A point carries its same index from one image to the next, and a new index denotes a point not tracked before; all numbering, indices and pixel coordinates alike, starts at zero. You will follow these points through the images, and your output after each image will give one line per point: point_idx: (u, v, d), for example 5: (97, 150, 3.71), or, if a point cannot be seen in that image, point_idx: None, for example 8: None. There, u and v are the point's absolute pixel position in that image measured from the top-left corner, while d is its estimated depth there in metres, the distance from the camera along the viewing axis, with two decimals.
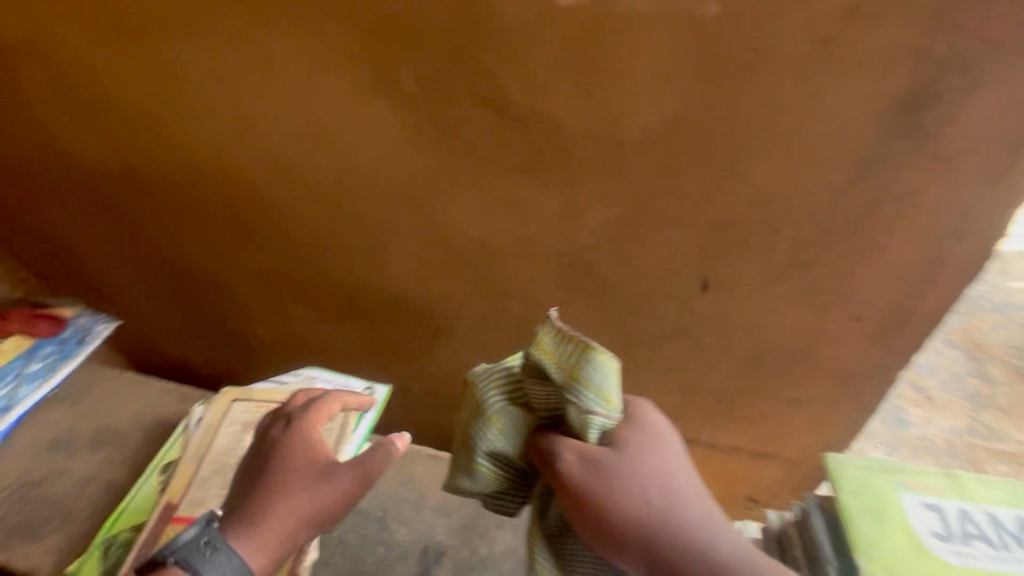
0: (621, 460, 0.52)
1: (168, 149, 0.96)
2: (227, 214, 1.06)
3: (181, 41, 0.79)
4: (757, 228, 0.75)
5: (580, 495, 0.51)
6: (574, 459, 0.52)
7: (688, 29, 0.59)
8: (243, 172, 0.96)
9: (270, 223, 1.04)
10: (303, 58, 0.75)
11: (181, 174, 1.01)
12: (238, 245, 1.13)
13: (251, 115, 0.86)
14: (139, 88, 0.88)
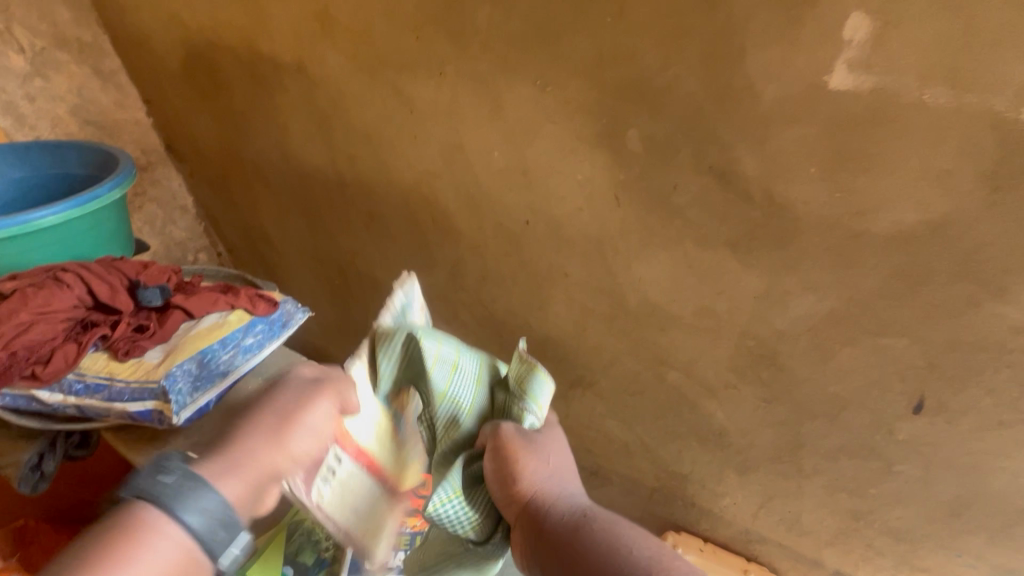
0: (537, 445, 0.56)
1: (382, 167, 1.07)
2: (412, 232, 1.14)
3: (428, 78, 0.88)
4: (1012, 359, 0.63)
5: (498, 466, 0.55)
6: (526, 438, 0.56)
7: (989, 131, 0.52)
8: (441, 196, 1.03)
9: (448, 246, 1.11)
10: (535, 106, 0.80)
11: (384, 190, 1.11)
12: (411, 261, 1.20)
13: (467, 149, 0.92)
14: (376, 112, 0.99)
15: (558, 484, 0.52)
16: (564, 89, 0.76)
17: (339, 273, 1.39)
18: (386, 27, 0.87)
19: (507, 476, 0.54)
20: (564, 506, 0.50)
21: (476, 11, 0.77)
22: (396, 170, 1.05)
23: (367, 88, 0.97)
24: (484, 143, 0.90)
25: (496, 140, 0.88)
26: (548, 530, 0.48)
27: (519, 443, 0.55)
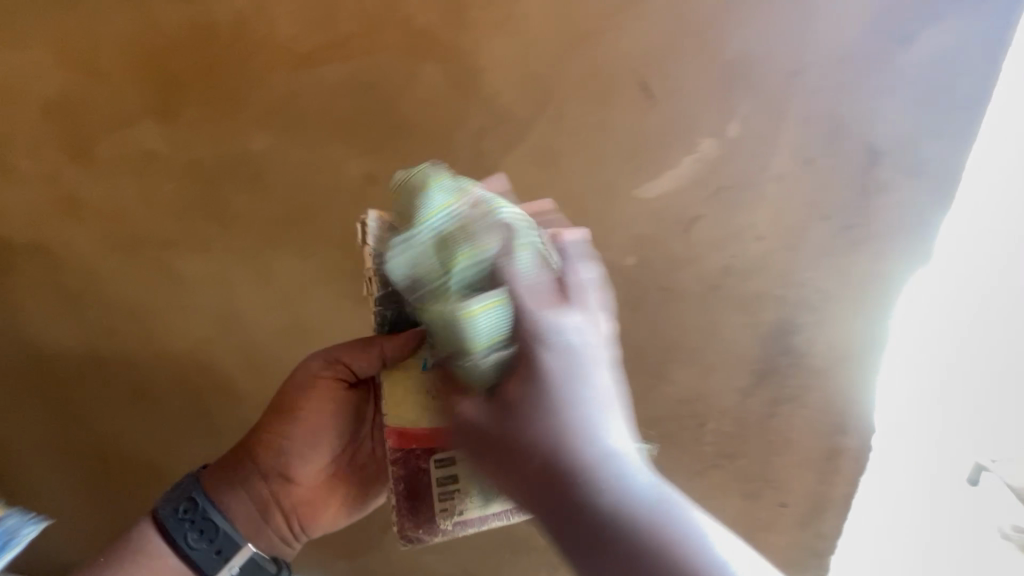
0: (577, 365, 0.52)
1: (149, 340, 1.02)
2: (191, 402, 1.08)
3: (192, 255, 0.93)
4: (686, 423, 0.86)
5: (536, 402, 0.51)
6: (554, 385, 0.51)
7: (613, 274, 0.77)
8: (222, 360, 1.02)
9: (235, 408, 1.07)
10: (303, 272, 0.90)
11: (152, 364, 1.04)
12: (193, 433, 1.12)
13: (241, 311, 0.96)
14: (137, 288, 0.97)
15: (593, 411, 0.51)
16: (325, 255, 0.88)
17: (95, 466, 1.17)
18: (142, 209, 0.90)
19: (524, 381, 0.51)
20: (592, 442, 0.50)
21: (234, 198, 0.86)
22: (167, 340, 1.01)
23: (128, 265, 0.95)
24: (258, 304, 0.95)
25: (269, 301, 0.94)
26: (574, 488, 0.49)
27: (567, 373, 0.51)
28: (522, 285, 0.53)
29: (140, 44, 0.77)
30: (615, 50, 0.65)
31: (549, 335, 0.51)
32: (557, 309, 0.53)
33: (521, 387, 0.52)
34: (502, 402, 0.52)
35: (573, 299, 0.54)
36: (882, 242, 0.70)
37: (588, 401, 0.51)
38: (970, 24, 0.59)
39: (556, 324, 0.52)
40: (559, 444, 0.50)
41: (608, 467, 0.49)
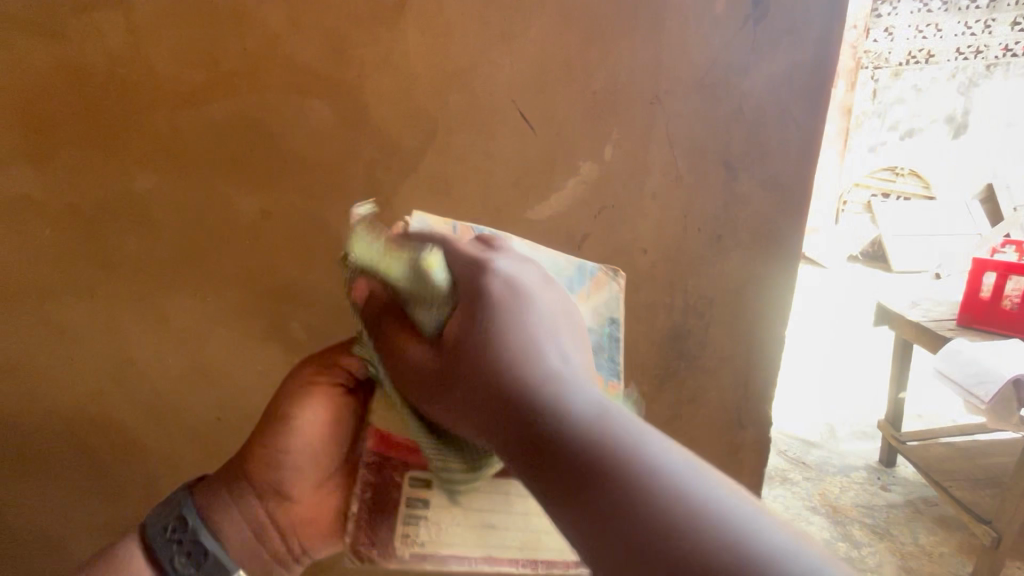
0: (528, 313, 0.45)
1: (32, 399, 0.94)
2: (88, 463, 1.00)
3: (77, 306, 0.87)
4: None
5: (503, 329, 0.44)
6: (512, 311, 0.44)
7: None
8: (121, 414, 0.96)
9: (141, 463, 1.01)
10: (202, 315, 0.87)
11: (38, 424, 0.96)
12: (93, 497, 1.03)
13: (137, 358, 0.91)
14: (15, 343, 0.90)
15: (557, 345, 0.43)
16: (225, 295, 0.85)
17: None
18: (18, 257, 0.84)
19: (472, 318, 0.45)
20: (571, 395, 0.39)
21: (122, 241, 0.83)
22: (55, 397, 0.94)
23: (6, 317, 0.88)
24: (156, 351, 0.91)
25: (168, 347, 0.90)
26: (544, 411, 0.38)
27: (526, 307, 0.45)
28: (478, 251, 0.51)
29: (5, 84, 0.73)
30: (491, 81, 0.69)
31: (506, 279, 0.47)
32: (504, 258, 0.51)
33: (504, 287, 0.46)
34: (478, 300, 0.46)
35: (514, 257, 0.51)
36: (751, 247, 0.76)
37: (548, 324, 0.45)
38: (796, 57, 0.67)
39: (505, 264, 0.49)
40: (523, 355, 0.42)
41: (592, 417, 0.37)
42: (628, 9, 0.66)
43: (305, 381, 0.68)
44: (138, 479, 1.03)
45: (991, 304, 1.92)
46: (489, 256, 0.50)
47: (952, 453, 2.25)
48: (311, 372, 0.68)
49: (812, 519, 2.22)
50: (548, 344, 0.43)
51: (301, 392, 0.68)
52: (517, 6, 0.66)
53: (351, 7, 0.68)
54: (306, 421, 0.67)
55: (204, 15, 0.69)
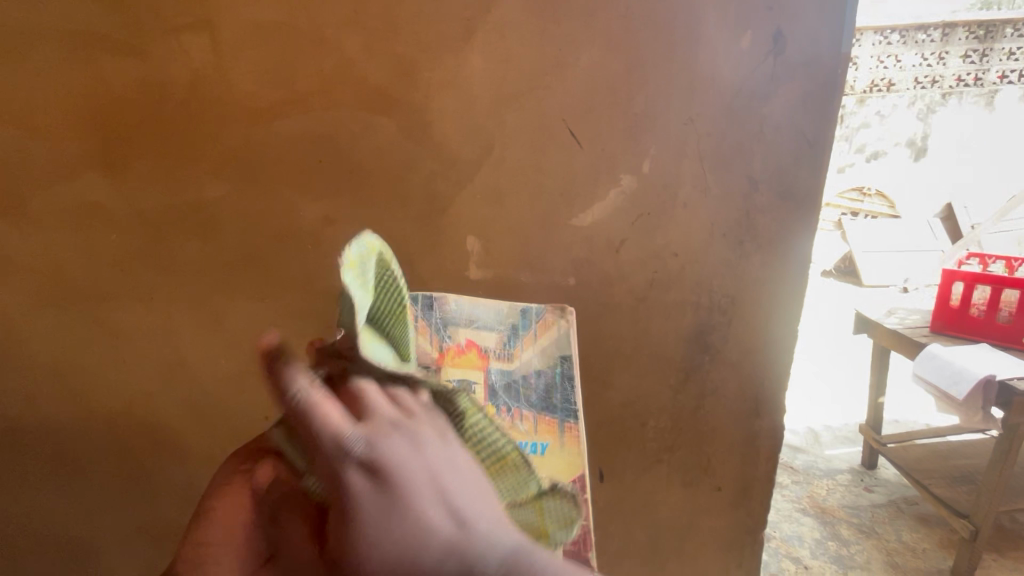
0: (388, 517, 0.32)
1: (84, 399, 0.97)
2: (134, 464, 1.02)
3: (137, 307, 0.91)
4: (630, 423, 0.97)
5: (365, 526, 0.32)
6: (409, 489, 0.33)
7: (559, 295, 0.87)
8: (171, 414, 0.99)
9: (184, 463, 1.03)
10: (260, 316, 0.92)
11: (87, 424, 0.99)
12: (134, 497, 1.05)
13: (191, 358, 0.95)
14: (72, 345, 0.93)
15: (455, 497, 0.34)
16: (283, 298, 0.91)
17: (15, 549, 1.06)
18: (81, 262, 0.88)
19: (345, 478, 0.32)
20: (482, 558, 0.33)
21: (186, 247, 0.88)
22: (105, 401, 0.97)
23: (65, 321, 0.92)
24: (211, 353, 0.95)
25: (223, 349, 0.95)
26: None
27: (384, 491, 0.32)
28: (339, 420, 0.33)
29: (89, 99, 0.79)
30: (545, 103, 0.78)
31: (372, 457, 0.33)
32: (368, 430, 0.34)
33: (370, 481, 0.32)
34: (343, 486, 0.32)
35: (399, 415, 0.35)
36: (769, 252, 0.86)
37: (460, 467, 0.36)
38: (808, 87, 0.77)
39: (394, 441, 0.34)
40: (416, 547, 0.32)
41: (509, 574, 0.33)
42: (668, 43, 0.75)
43: (225, 475, 0.50)
44: (176, 485, 1.05)
45: (960, 310, 2.09)
46: (361, 421, 0.34)
47: (928, 452, 2.39)
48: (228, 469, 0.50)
49: (802, 520, 2.32)
50: (427, 507, 0.33)
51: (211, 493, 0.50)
52: (571, 38, 0.75)
53: (422, 35, 0.75)
54: (218, 518, 0.48)
55: (284, 40, 0.76)
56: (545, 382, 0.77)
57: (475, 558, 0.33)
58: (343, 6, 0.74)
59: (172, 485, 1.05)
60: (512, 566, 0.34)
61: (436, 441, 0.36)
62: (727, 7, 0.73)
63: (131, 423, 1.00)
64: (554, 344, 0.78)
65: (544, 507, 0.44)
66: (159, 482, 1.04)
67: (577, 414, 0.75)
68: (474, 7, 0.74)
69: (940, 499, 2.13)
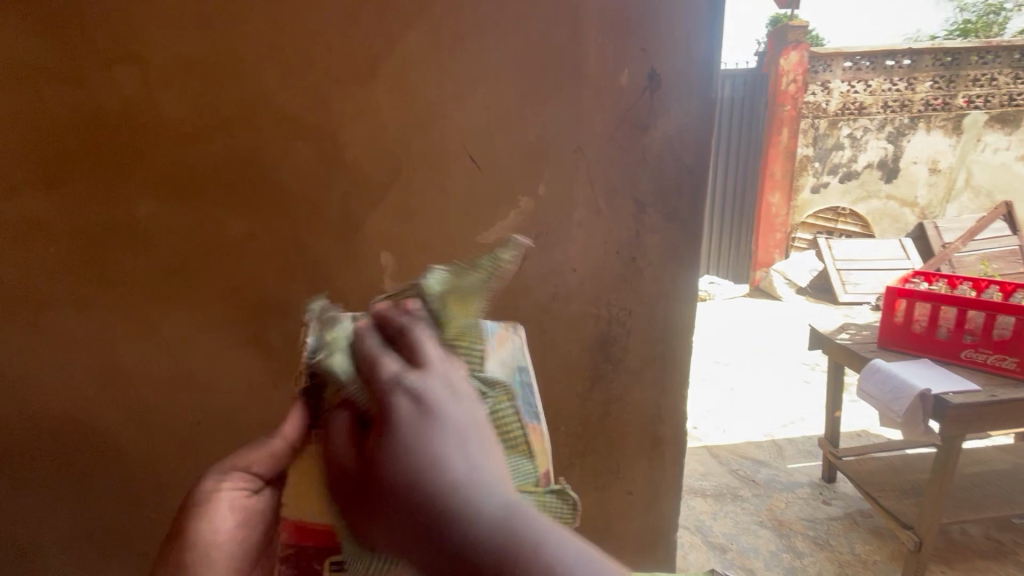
0: (429, 429, 0.35)
1: (9, 407, 0.97)
2: (53, 475, 1.01)
3: (67, 315, 0.94)
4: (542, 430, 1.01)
5: (400, 438, 0.35)
6: (440, 422, 0.36)
7: None
8: (94, 423, 0.99)
9: (102, 474, 1.03)
10: (187, 324, 0.96)
11: (12, 434, 0.99)
12: (48, 509, 1.03)
13: (117, 366, 0.97)
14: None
15: (472, 446, 0.35)
16: (209, 307, 0.95)
17: None
18: (13, 271, 0.91)
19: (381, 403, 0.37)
20: (481, 496, 0.32)
21: (115, 259, 0.92)
22: (27, 412, 0.98)
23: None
24: (137, 362, 0.97)
25: (152, 357, 0.97)
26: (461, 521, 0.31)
27: (422, 412, 0.36)
28: (395, 363, 0.40)
29: (27, 120, 0.84)
30: (447, 130, 0.86)
31: (419, 392, 0.37)
32: (422, 373, 0.39)
33: (414, 406, 0.36)
34: (385, 415, 0.36)
35: (442, 367, 0.40)
36: (660, 267, 0.94)
37: (482, 430, 0.37)
38: (684, 120, 0.87)
39: (432, 383, 0.38)
40: (435, 464, 0.33)
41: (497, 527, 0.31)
42: (556, 80, 0.84)
43: (206, 490, 0.49)
44: (93, 499, 1.04)
45: (903, 326, 2.17)
46: (417, 366, 0.40)
47: (880, 466, 2.43)
48: (210, 483, 0.50)
49: (759, 532, 2.28)
50: (463, 408, 0.37)
51: (199, 504, 0.49)
52: (468, 74, 0.84)
53: (332, 69, 0.83)
54: (211, 529, 0.48)
55: (207, 71, 0.83)
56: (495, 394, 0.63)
57: (480, 491, 0.32)
58: (260, 42, 0.82)
59: (88, 497, 1.03)
60: (498, 521, 0.31)
61: (464, 397, 0.39)
62: (605, 51, 0.83)
63: (52, 432, 0.99)
64: (510, 354, 0.62)
65: (546, 503, 0.46)
66: (79, 493, 1.03)
67: (541, 416, 0.59)
68: (379, 44, 0.82)
69: (888, 510, 2.16)
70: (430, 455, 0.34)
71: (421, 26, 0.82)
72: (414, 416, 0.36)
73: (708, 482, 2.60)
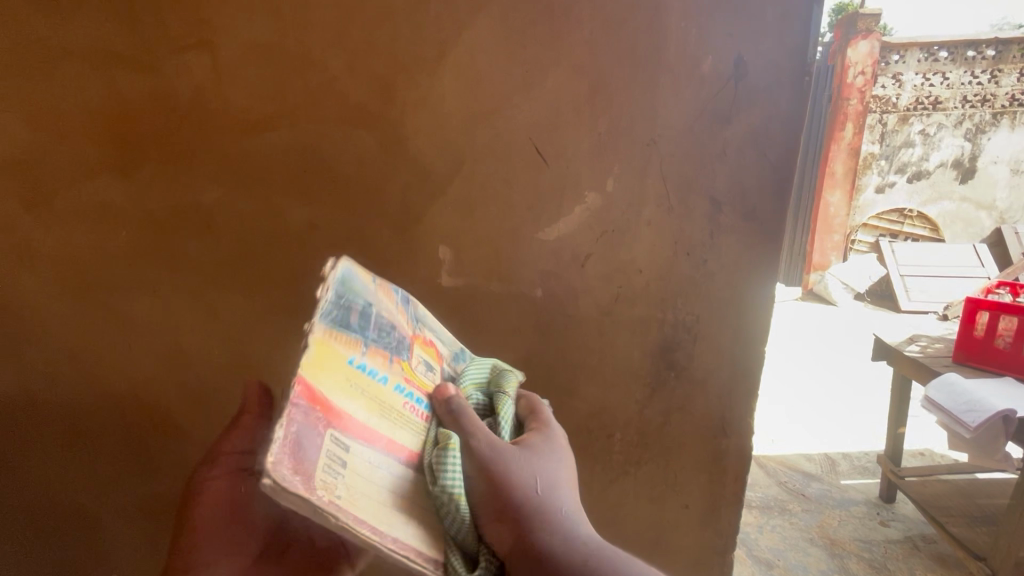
0: (535, 483, 0.60)
1: (80, 385, 1.00)
2: (118, 449, 1.04)
3: (134, 296, 0.95)
4: (597, 434, 0.97)
5: (518, 480, 0.59)
6: (531, 515, 0.58)
7: (527, 304, 0.89)
8: (156, 402, 1.01)
9: (159, 451, 1.05)
10: (247, 311, 0.96)
11: (84, 411, 1.02)
12: (111, 480, 1.06)
13: (180, 349, 0.98)
14: (73, 334, 0.97)
15: (561, 499, 0.61)
16: (268, 295, 0.94)
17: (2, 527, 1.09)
18: (88, 254, 0.92)
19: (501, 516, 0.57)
20: (570, 536, 0.58)
21: (181, 244, 0.92)
22: (95, 391, 1.00)
23: (64, 311, 0.96)
24: (199, 346, 0.98)
25: (211, 341, 0.98)
26: (560, 550, 0.57)
27: (528, 473, 0.60)
28: (504, 423, 0.63)
29: (105, 106, 0.85)
30: (513, 121, 0.82)
31: (518, 459, 0.60)
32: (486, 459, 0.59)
33: (504, 470, 0.59)
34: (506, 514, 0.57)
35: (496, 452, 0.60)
36: (732, 271, 0.88)
37: (552, 483, 0.62)
38: (772, 110, 0.81)
39: (529, 455, 0.62)
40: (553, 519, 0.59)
41: (586, 549, 0.58)
42: (632, 69, 0.80)
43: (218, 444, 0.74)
44: (151, 477, 1.06)
45: (984, 340, 1.96)
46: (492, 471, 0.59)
47: (952, 490, 2.24)
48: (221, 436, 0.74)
49: (808, 550, 2.13)
50: (552, 464, 0.64)
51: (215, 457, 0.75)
52: (538, 61, 0.80)
53: (399, 56, 0.81)
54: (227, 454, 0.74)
55: (274, 59, 0.82)
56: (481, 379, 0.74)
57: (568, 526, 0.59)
58: (328, 29, 0.80)
59: (145, 474, 1.06)
60: (593, 550, 0.58)
61: (541, 462, 0.63)
62: (688, 36, 0.78)
63: (121, 409, 1.02)
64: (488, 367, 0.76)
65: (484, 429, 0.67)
66: (141, 467, 1.06)
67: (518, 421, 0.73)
68: (447, 30, 0.79)
69: (957, 539, 1.96)
70: (538, 515, 0.58)
71: (493, 10, 0.78)
72: (529, 494, 0.59)
73: (754, 493, 2.48)
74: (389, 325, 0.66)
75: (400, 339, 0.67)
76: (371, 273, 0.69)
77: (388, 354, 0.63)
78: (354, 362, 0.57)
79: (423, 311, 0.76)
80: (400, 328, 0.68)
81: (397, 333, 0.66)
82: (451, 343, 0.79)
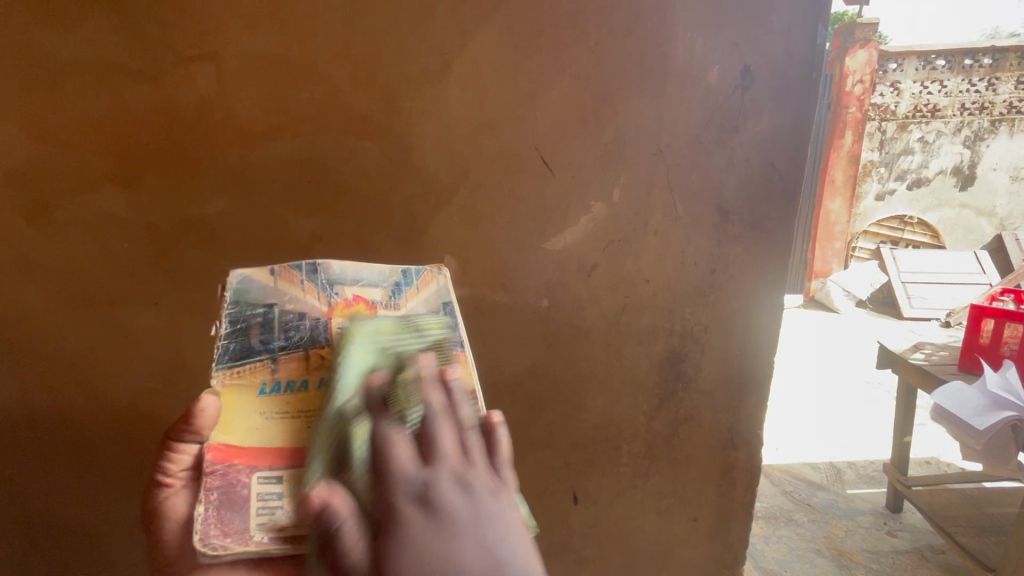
0: (435, 541, 0.41)
1: (79, 397, 0.99)
2: (118, 462, 1.03)
3: (134, 307, 0.94)
4: (604, 446, 0.96)
5: (412, 544, 0.41)
6: (438, 538, 0.42)
7: (533, 315, 0.89)
8: (157, 414, 1.00)
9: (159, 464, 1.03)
10: None
11: (84, 424, 1.00)
12: (110, 494, 1.05)
13: (181, 360, 0.97)
14: (73, 347, 0.96)
15: (496, 544, 0.43)
16: None
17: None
18: (89, 266, 0.92)
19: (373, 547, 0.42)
20: None
21: (183, 255, 0.91)
22: (96, 403, 0.99)
23: (64, 322, 0.95)
24: (201, 357, 0.97)
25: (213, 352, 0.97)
26: None
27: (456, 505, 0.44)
28: (407, 460, 0.46)
29: (109, 118, 0.85)
30: (518, 131, 0.82)
31: (428, 492, 0.44)
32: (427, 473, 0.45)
33: (423, 512, 0.43)
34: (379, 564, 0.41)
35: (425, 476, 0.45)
36: (740, 281, 0.88)
37: (501, 527, 0.44)
38: (778, 119, 0.81)
39: (452, 477, 0.45)
40: (447, 571, 0.40)
41: None
42: (638, 79, 0.79)
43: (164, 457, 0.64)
44: None
45: (991, 348, 1.93)
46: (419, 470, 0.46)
47: (959, 499, 2.21)
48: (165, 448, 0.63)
49: (815, 561, 2.10)
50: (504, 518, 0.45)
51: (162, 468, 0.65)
52: (543, 72, 0.80)
53: (404, 67, 0.81)
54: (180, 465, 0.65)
55: (278, 71, 0.82)
56: (430, 317, 0.69)
57: None
58: (333, 41, 0.80)
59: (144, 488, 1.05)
60: None
61: (482, 493, 0.45)
62: (693, 46, 0.78)
63: (120, 421, 1.00)
64: (435, 293, 0.73)
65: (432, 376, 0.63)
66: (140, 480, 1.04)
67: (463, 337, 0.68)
68: (451, 40, 0.79)
69: (966, 550, 1.93)
70: (431, 570, 0.40)
71: (498, 21, 0.78)
72: (404, 542, 0.41)
73: (760, 503, 2.45)
74: (297, 318, 0.67)
75: (312, 325, 0.67)
76: (272, 267, 0.71)
77: (304, 353, 0.65)
78: (265, 389, 0.64)
79: (341, 266, 0.72)
80: (312, 313, 0.68)
81: (307, 322, 0.67)
82: (390, 273, 0.74)
